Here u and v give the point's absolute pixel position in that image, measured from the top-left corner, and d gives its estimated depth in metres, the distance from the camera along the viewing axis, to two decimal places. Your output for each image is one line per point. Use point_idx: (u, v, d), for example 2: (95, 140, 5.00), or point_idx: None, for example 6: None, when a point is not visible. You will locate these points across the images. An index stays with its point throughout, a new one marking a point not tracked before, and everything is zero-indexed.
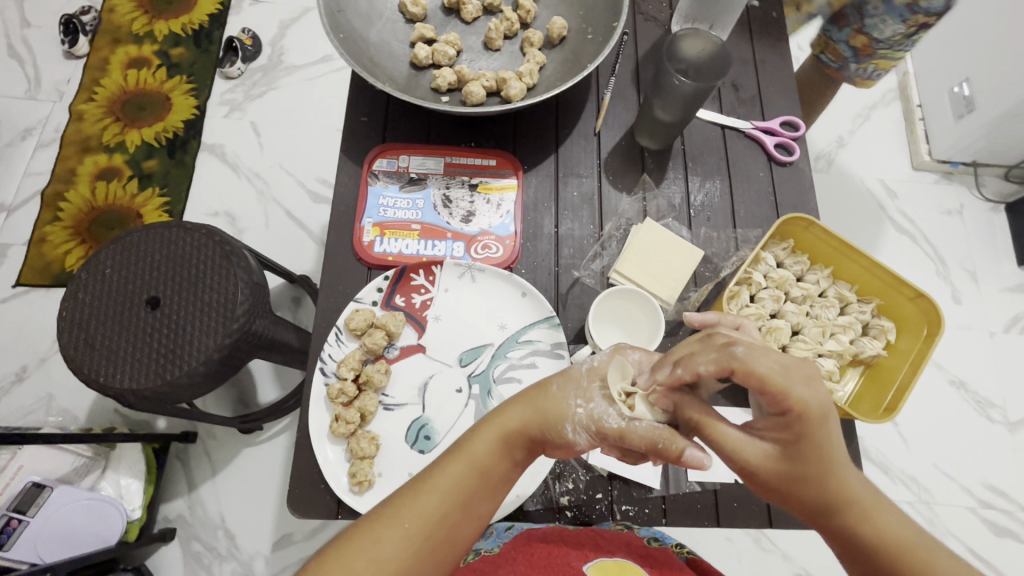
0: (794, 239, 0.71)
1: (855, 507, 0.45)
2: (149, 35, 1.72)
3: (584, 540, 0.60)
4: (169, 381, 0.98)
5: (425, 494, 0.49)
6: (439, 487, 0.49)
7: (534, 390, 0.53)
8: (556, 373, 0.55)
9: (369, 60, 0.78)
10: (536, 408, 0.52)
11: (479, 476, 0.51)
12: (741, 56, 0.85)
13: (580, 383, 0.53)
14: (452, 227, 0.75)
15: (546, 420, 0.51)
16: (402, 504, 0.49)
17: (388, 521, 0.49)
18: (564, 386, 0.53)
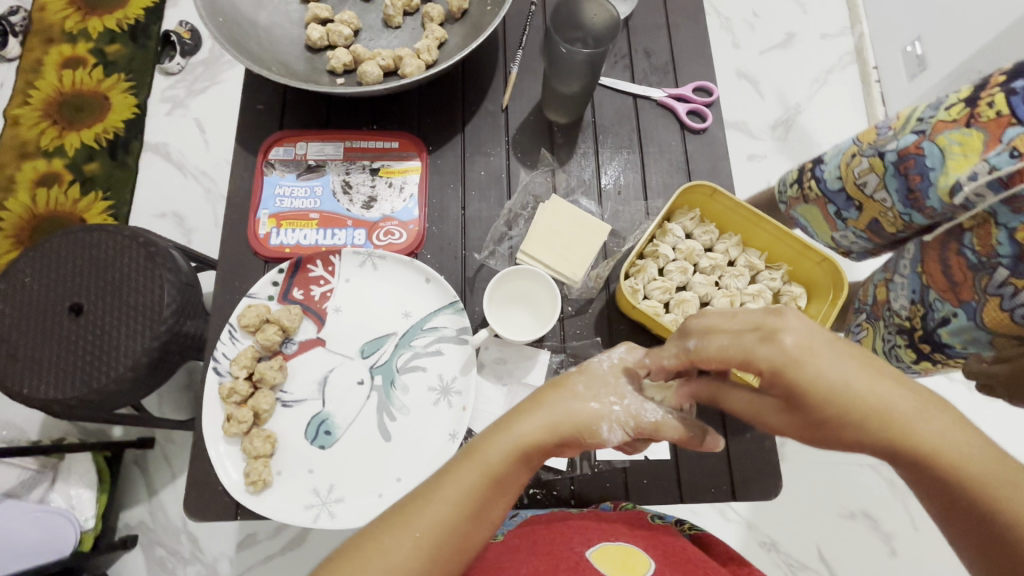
0: (701, 209, 0.69)
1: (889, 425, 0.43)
2: (83, 33, 1.65)
3: (587, 528, 0.56)
4: (96, 390, 0.94)
5: (441, 500, 0.47)
6: (457, 495, 0.47)
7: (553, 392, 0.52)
8: (577, 370, 0.53)
9: (258, 43, 0.74)
10: (562, 410, 0.50)
11: (491, 485, 0.48)
12: (652, 23, 0.82)
13: (606, 381, 0.53)
14: (353, 213, 0.72)
15: (569, 423, 0.50)
16: (419, 508, 0.47)
17: (402, 523, 0.46)
18: (588, 384, 0.52)
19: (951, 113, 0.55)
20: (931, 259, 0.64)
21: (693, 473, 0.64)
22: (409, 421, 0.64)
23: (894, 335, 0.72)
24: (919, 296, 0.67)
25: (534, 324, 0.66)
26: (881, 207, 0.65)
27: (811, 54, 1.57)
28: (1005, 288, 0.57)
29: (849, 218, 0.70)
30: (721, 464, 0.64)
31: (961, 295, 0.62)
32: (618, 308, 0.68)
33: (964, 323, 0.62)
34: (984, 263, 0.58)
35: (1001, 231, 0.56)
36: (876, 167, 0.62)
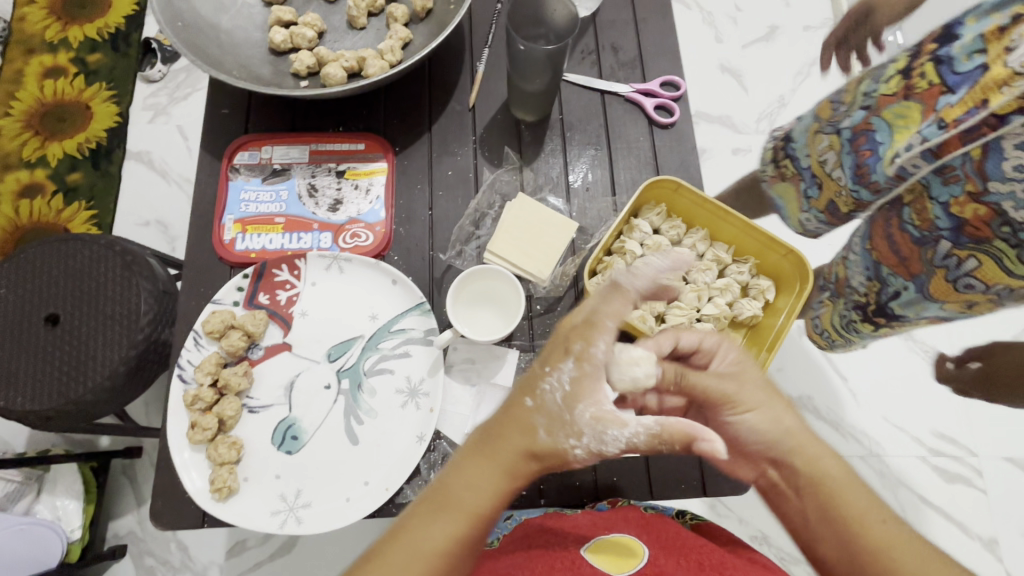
0: (668, 204, 0.69)
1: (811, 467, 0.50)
2: (63, 41, 1.64)
3: (581, 524, 0.57)
4: (73, 401, 0.93)
5: (446, 512, 0.46)
6: (465, 507, 0.46)
7: (513, 422, 0.48)
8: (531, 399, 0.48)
9: (219, 48, 0.73)
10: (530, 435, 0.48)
11: (485, 512, 0.47)
12: (619, 18, 0.82)
13: (564, 419, 0.47)
14: (319, 216, 0.71)
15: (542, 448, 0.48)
16: (421, 523, 0.46)
17: (406, 537, 0.46)
18: (547, 422, 0.48)
19: (890, 86, 0.57)
20: (881, 234, 0.66)
21: (663, 469, 0.64)
22: (377, 425, 0.63)
23: (855, 312, 0.74)
24: (877, 273, 0.68)
25: (500, 323, 0.66)
26: (836, 184, 0.66)
27: (796, 47, 1.56)
28: (949, 259, 0.60)
29: (813, 196, 0.72)
30: (690, 460, 0.64)
31: (911, 268, 0.64)
32: None
33: (914, 295, 0.66)
34: (927, 237, 0.60)
35: (936, 205, 0.58)
36: (835, 144, 0.64)
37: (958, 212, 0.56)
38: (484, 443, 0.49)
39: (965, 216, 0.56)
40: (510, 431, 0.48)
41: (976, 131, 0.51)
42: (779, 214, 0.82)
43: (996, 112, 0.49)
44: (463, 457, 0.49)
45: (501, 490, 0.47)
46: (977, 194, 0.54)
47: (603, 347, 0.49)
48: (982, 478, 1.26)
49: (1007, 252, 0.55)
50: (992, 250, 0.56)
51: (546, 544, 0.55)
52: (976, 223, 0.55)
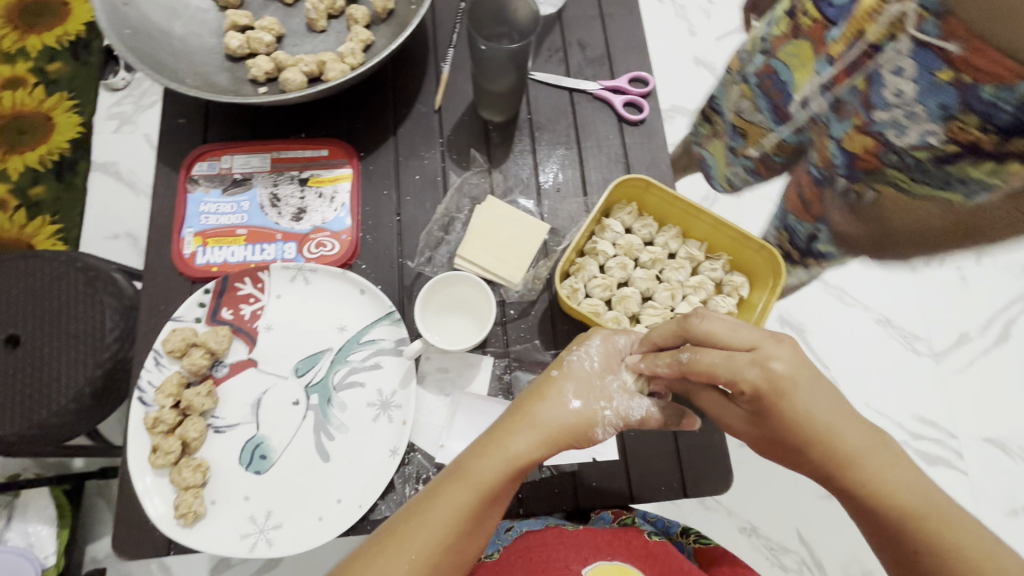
0: (639, 202, 0.68)
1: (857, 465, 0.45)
2: (21, 51, 1.56)
3: (584, 542, 0.57)
4: (37, 424, 0.89)
5: (462, 485, 0.49)
6: (473, 485, 0.49)
7: (539, 397, 0.53)
8: (559, 375, 0.54)
9: (171, 55, 0.70)
10: (553, 411, 0.52)
11: (487, 498, 0.49)
12: (586, 14, 0.81)
13: (594, 384, 0.54)
14: (282, 226, 0.69)
15: (563, 425, 0.52)
16: (438, 496, 0.49)
17: (422, 512, 0.48)
18: (577, 389, 0.53)
19: (780, 31, 0.78)
20: (794, 188, 0.94)
21: (645, 471, 0.63)
22: (347, 440, 0.61)
23: (778, 257, 1.06)
24: (785, 224, 0.99)
25: (473, 330, 0.64)
26: (758, 130, 0.90)
27: None
28: (852, 191, 0.82)
29: (738, 144, 0.97)
30: (670, 461, 0.63)
31: (812, 213, 0.91)
32: (561, 308, 0.67)
33: (825, 233, 0.92)
34: (827, 175, 0.84)
35: (834, 143, 0.80)
36: (746, 92, 0.88)
37: (850, 149, 0.78)
38: (506, 422, 0.52)
39: (856, 150, 0.77)
40: (531, 408, 0.52)
41: (857, 62, 0.71)
42: (709, 170, 1.12)
43: (870, 44, 0.69)
44: (484, 436, 0.52)
45: (516, 467, 0.50)
46: (864, 126, 0.74)
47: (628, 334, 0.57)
48: (962, 459, 1.28)
49: (898, 178, 0.75)
50: (884, 178, 0.77)
51: (543, 560, 0.55)
52: (865, 158, 0.77)
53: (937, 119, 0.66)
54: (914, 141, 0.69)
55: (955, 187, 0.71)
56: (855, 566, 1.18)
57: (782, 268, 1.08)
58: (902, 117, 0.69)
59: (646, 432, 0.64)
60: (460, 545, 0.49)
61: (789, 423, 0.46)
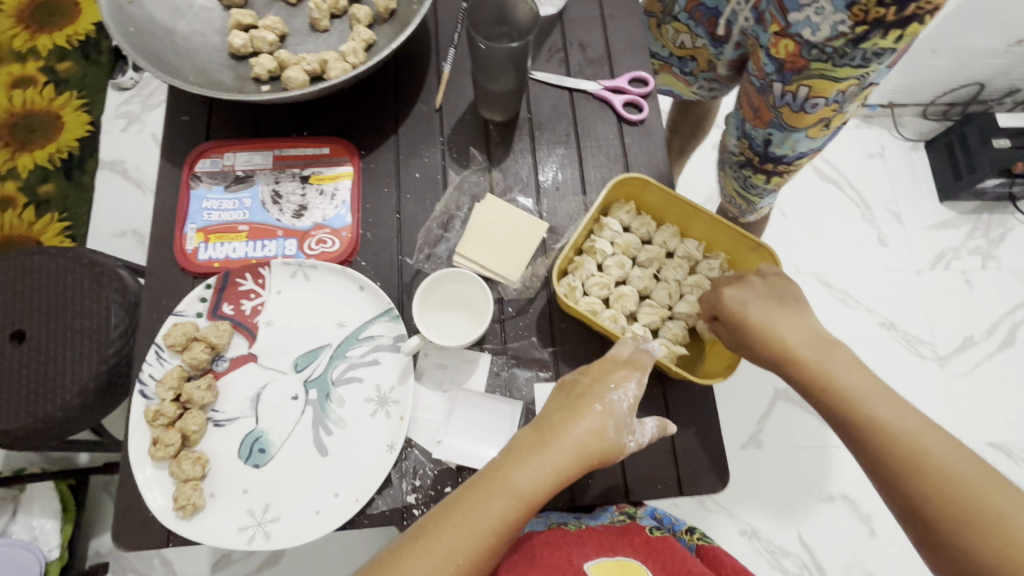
0: (637, 201, 0.68)
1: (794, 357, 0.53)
2: (32, 51, 1.60)
3: (586, 539, 0.56)
4: (42, 418, 0.91)
5: (502, 494, 0.48)
6: (519, 496, 0.49)
7: (575, 418, 0.53)
8: (596, 401, 0.53)
9: (175, 53, 0.71)
10: (592, 438, 0.52)
11: (527, 509, 0.49)
12: (587, 15, 0.81)
13: (624, 418, 0.54)
14: (284, 223, 0.70)
15: (598, 452, 0.52)
16: (478, 501, 0.48)
17: (463, 514, 0.48)
18: (612, 422, 0.53)
19: None
20: (743, 96, 0.86)
21: (640, 469, 0.63)
22: (345, 436, 0.62)
23: (742, 169, 0.95)
24: (744, 132, 0.89)
25: (470, 327, 0.65)
26: (703, 51, 0.93)
27: None
28: (788, 95, 0.76)
29: (691, 68, 0.99)
30: (665, 458, 0.63)
31: (765, 118, 0.83)
32: (558, 306, 0.67)
33: (780, 135, 0.82)
34: (763, 84, 0.78)
35: (763, 54, 0.75)
36: (680, 27, 0.91)
37: (777, 55, 0.74)
38: (544, 436, 0.52)
39: (782, 55, 0.73)
40: (568, 427, 0.52)
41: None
42: (676, 95, 1.11)
43: None
44: (519, 444, 0.52)
45: (556, 486, 0.50)
46: (783, 30, 0.71)
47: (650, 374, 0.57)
48: None
49: (823, 69, 0.70)
50: (812, 73, 0.71)
51: (552, 557, 0.54)
52: (791, 58, 0.72)
53: (843, 7, 0.63)
54: (827, 32, 0.66)
55: (873, 62, 0.68)
56: (856, 569, 1.17)
57: (745, 182, 0.98)
58: (813, 13, 0.66)
59: None
60: (498, 554, 0.48)
61: (733, 320, 0.57)
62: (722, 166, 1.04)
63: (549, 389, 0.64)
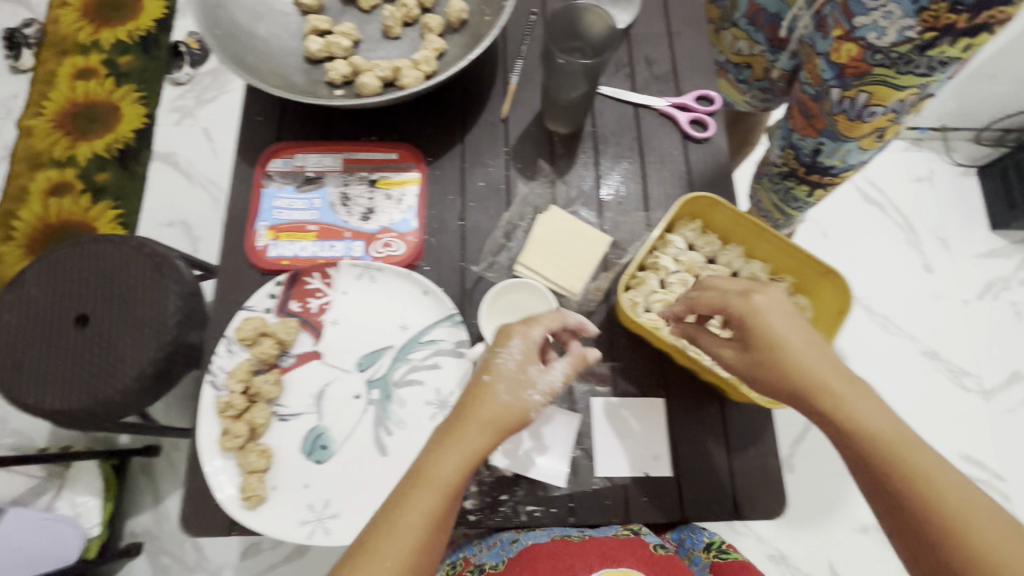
0: (703, 219, 0.68)
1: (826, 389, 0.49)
2: (95, 44, 1.66)
3: (590, 552, 0.59)
4: (101, 401, 0.94)
5: (422, 490, 0.48)
6: (436, 483, 0.48)
7: (475, 399, 0.53)
8: (490, 373, 0.54)
9: (255, 56, 0.74)
10: (492, 406, 0.52)
11: (450, 497, 0.49)
12: (654, 31, 0.81)
13: (520, 377, 0.54)
14: (351, 225, 0.71)
15: (504, 416, 0.52)
16: (403, 504, 0.48)
17: (394, 522, 0.47)
18: (507, 386, 0.53)
19: None
20: (795, 104, 0.82)
21: (696, 490, 0.62)
22: (404, 438, 0.63)
23: (785, 180, 0.91)
24: (790, 141, 0.85)
25: None
26: (761, 58, 0.90)
27: None
28: (844, 102, 0.72)
29: (745, 77, 0.96)
30: (722, 480, 0.62)
31: (817, 125, 0.79)
32: (619, 320, 0.67)
33: (831, 144, 0.78)
34: (820, 91, 0.75)
35: (822, 59, 0.72)
36: (739, 33, 0.90)
37: (837, 60, 0.70)
38: (449, 427, 0.52)
39: (842, 60, 0.69)
40: (472, 409, 0.52)
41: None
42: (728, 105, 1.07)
43: None
44: (433, 442, 0.51)
45: (472, 465, 0.50)
46: (847, 34, 0.67)
47: (543, 326, 0.57)
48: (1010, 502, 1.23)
49: (886, 76, 0.67)
50: (875, 79, 0.67)
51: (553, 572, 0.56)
52: (853, 63, 0.68)
53: (912, 12, 0.60)
54: (894, 37, 0.63)
55: (939, 70, 0.65)
56: None
57: (786, 195, 0.94)
58: (880, 17, 0.63)
59: (699, 449, 0.63)
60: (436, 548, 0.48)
61: (758, 337, 0.52)
62: (761, 179, 1.00)
63: (606, 404, 0.65)
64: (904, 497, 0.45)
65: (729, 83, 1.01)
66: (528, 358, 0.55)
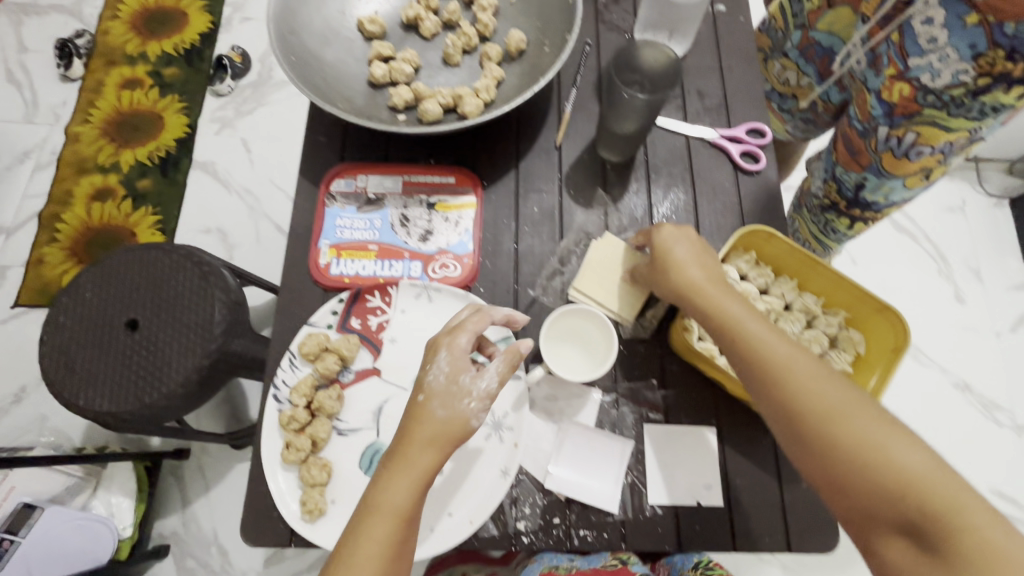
0: (757, 251, 0.69)
1: (761, 350, 0.56)
2: (142, 55, 1.71)
3: None
4: (148, 405, 0.91)
5: (376, 521, 0.50)
6: (387, 510, 0.50)
7: (414, 421, 0.54)
8: (422, 400, 0.55)
9: (323, 81, 0.77)
10: (432, 428, 0.53)
11: (405, 522, 0.50)
12: (705, 65, 0.84)
13: (452, 392, 0.55)
14: (410, 246, 0.74)
15: (443, 431, 0.53)
16: (359, 537, 0.49)
17: (350, 558, 0.49)
18: (442, 405, 0.54)
19: (814, 3, 0.81)
20: (839, 137, 0.82)
21: (747, 521, 0.63)
22: (459, 457, 0.63)
23: (825, 212, 0.92)
24: (833, 174, 0.85)
25: (587, 363, 0.66)
26: (807, 90, 0.92)
27: None
28: (891, 140, 0.73)
29: (789, 106, 0.98)
30: (774, 512, 0.63)
31: (861, 161, 0.79)
32: (672, 348, 0.68)
33: (875, 181, 0.78)
34: (868, 128, 0.75)
35: (873, 96, 0.73)
36: (788, 64, 0.91)
37: (888, 98, 0.71)
38: (393, 454, 0.53)
39: (893, 99, 0.70)
40: (410, 434, 0.53)
41: (890, 16, 0.69)
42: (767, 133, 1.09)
43: None
44: (379, 473, 0.53)
45: (420, 485, 0.52)
46: (899, 73, 0.68)
47: (470, 333, 0.58)
48: None
49: (936, 117, 0.68)
50: (924, 119, 0.68)
51: None
52: (903, 102, 0.69)
53: (968, 56, 0.62)
54: (947, 80, 0.64)
55: (990, 115, 0.65)
56: None
57: (825, 226, 0.95)
58: (935, 59, 0.64)
59: (750, 480, 0.64)
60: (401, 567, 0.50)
61: (703, 308, 0.60)
62: (801, 210, 1.01)
63: (658, 432, 0.66)
64: (828, 438, 0.51)
65: (772, 111, 1.03)
66: (457, 370, 0.56)
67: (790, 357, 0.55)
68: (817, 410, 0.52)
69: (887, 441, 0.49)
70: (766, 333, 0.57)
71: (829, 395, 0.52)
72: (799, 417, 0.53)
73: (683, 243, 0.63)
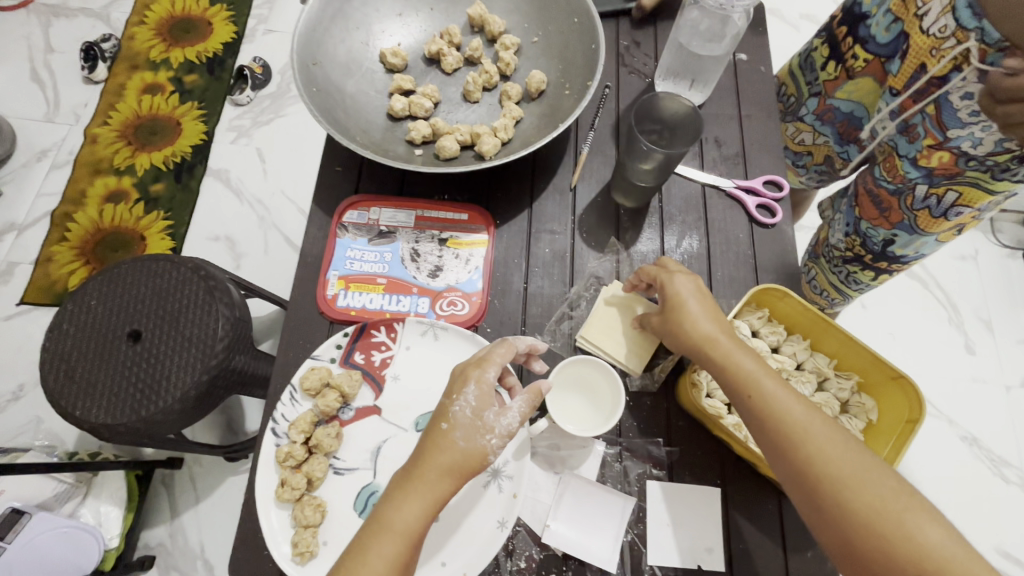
0: (769, 308, 0.68)
1: (781, 413, 0.52)
2: (165, 62, 1.73)
3: None
4: (143, 419, 0.87)
5: (383, 538, 0.49)
6: (397, 529, 0.50)
7: (432, 445, 0.53)
8: (446, 425, 0.54)
9: (343, 112, 0.77)
10: (451, 454, 0.52)
11: (411, 545, 0.50)
12: (724, 112, 0.83)
13: (477, 425, 0.54)
14: (419, 281, 0.73)
15: (462, 460, 0.52)
16: (364, 554, 0.49)
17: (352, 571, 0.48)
18: (466, 435, 0.53)
19: (830, 73, 0.83)
20: (864, 194, 0.82)
21: None
22: (459, 503, 0.62)
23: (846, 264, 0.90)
24: (857, 229, 0.85)
25: (594, 415, 0.65)
26: (824, 147, 0.92)
27: None
28: (929, 199, 0.72)
29: (806, 161, 0.99)
30: None
31: (891, 219, 0.78)
32: (681, 402, 0.67)
33: (907, 238, 0.78)
34: (901, 187, 0.75)
35: (905, 162, 0.74)
36: (804, 126, 0.92)
37: (926, 164, 0.71)
38: (408, 472, 0.52)
39: (932, 164, 0.71)
40: (428, 457, 0.52)
41: (924, 91, 0.69)
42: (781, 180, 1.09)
43: (936, 75, 0.67)
44: (392, 488, 0.52)
45: (433, 509, 0.51)
46: (938, 143, 0.69)
47: (498, 365, 0.57)
48: None
49: (980, 179, 0.67)
50: (967, 181, 0.68)
51: None
52: (943, 167, 0.70)
53: None
54: (990, 147, 0.64)
55: None
56: None
57: (847, 277, 0.93)
58: (977, 129, 0.64)
59: (755, 547, 0.62)
60: None
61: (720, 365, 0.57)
62: (817, 259, 1.00)
63: (662, 489, 0.64)
64: (852, 515, 0.48)
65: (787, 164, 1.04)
66: (483, 405, 0.54)
67: (806, 418, 0.52)
68: (839, 483, 0.49)
69: (908, 515, 0.47)
70: (788, 395, 0.54)
71: (850, 464, 0.50)
72: (819, 490, 0.49)
73: (696, 297, 0.60)
